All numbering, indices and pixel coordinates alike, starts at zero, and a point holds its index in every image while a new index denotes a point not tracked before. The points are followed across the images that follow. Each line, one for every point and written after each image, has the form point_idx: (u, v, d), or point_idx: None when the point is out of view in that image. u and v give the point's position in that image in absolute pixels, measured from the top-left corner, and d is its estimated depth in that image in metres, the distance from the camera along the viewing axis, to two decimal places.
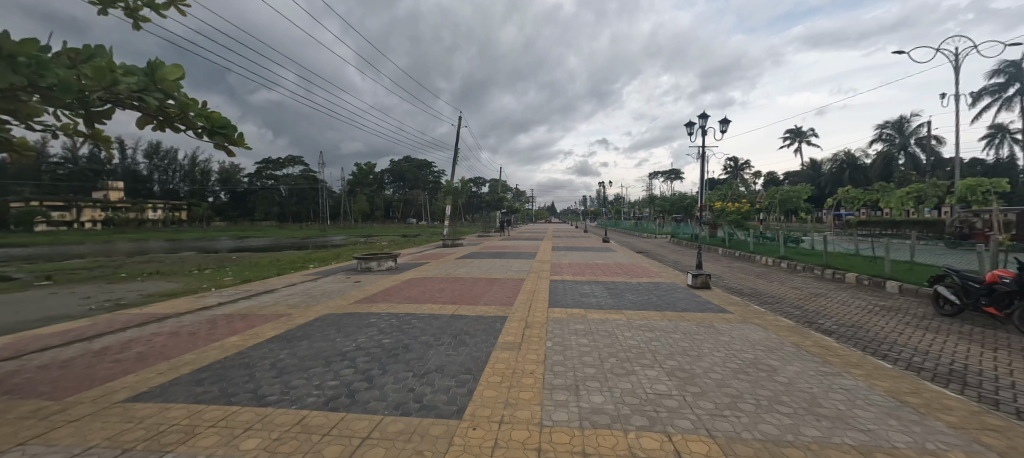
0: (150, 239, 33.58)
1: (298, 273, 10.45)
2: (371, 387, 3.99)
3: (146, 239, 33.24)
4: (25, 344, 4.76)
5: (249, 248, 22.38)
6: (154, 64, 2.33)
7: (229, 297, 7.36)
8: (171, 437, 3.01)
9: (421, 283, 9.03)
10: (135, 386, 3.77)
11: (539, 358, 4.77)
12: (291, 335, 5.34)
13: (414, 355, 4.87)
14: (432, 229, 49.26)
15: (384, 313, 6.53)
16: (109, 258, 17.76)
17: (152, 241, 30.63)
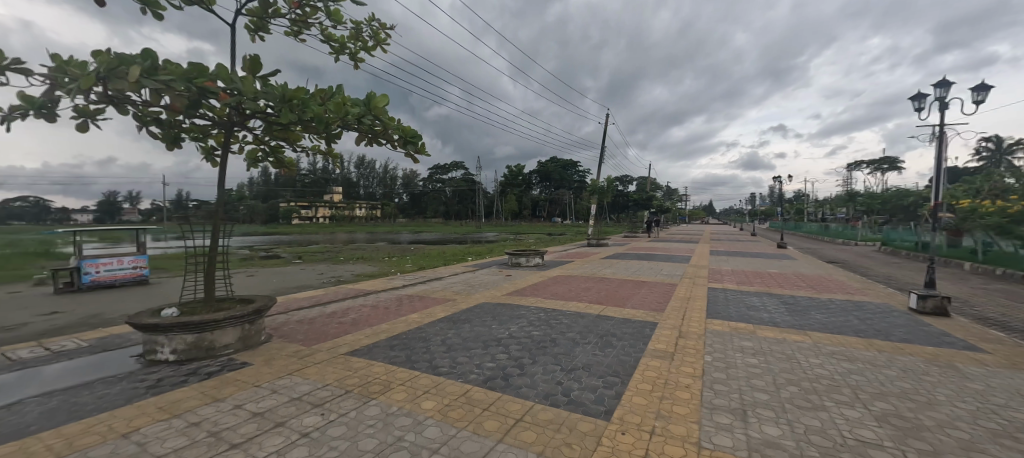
0: (360, 231, 43.83)
1: (460, 265, 11.97)
2: (523, 373, 4.21)
3: (357, 231, 43.51)
4: (294, 303, 6.76)
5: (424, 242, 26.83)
6: (372, 99, 4.07)
7: (411, 281, 8.94)
8: (375, 387, 3.78)
9: (566, 281, 9.18)
10: (353, 343, 4.91)
11: (697, 372, 4.24)
12: (456, 317, 6.12)
13: (561, 349, 4.95)
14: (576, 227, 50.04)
15: (532, 307, 6.87)
16: (337, 245, 23.86)
17: (361, 233, 39.87)
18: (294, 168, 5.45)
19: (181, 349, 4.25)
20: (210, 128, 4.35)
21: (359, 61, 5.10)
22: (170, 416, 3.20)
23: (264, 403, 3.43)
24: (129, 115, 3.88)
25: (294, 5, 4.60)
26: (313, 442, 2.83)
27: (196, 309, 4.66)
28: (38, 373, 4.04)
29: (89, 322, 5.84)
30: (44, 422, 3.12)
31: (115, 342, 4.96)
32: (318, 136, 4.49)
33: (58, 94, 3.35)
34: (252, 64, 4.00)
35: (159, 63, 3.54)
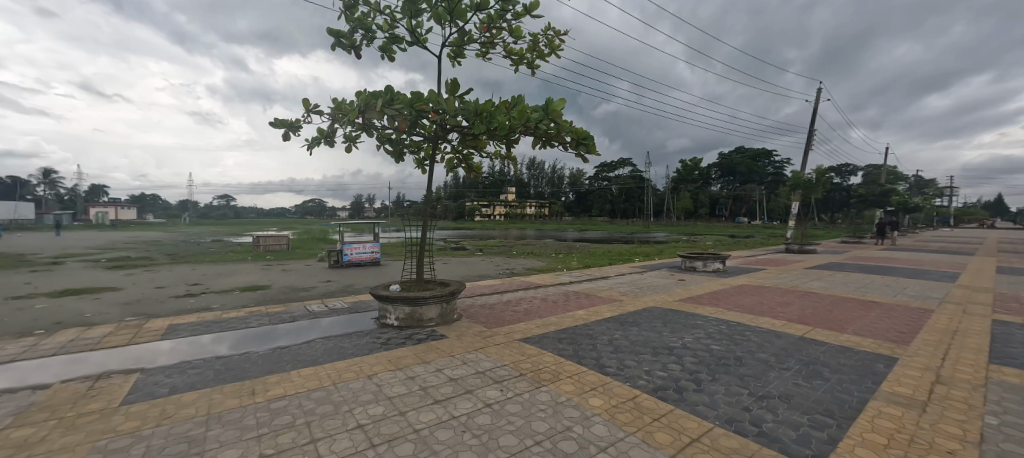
0: (529, 227, 47.56)
1: (626, 265, 11.59)
2: (699, 390, 3.65)
3: (527, 227, 47.32)
4: (478, 289, 7.83)
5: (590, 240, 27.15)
6: (549, 104, 4.35)
7: (578, 278, 9.15)
8: (545, 375, 3.99)
9: (756, 293, 7.76)
10: (525, 331, 5.33)
11: (970, 435, 2.78)
12: (623, 319, 5.93)
13: (751, 370, 4.15)
14: (775, 228, 41.76)
15: (711, 318, 6.06)
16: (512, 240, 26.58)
17: (532, 229, 43.31)
18: (480, 173, 6.29)
19: (401, 317, 5.44)
20: (423, 143, 5.42)
21: (534, 70, 5.52)
22: (395, 369, 4.13)
23: (457, 372, 4.06)
24: (375, 137, 5.18)
25: (484, 29, 5.28)
26: (494, 413, 3.18)
27: (411, 287, 5.90)
28: (324, 322, 5.85)
29: (351, 290, 8.16)
30: (328, 357, 4.48)
31: (364, 306, 6.77)
32: (500, 143, 5.06)
33: (338, 126, 4.73)
34: (452, 86, 4.78)
35: (393, 95, 4.59)
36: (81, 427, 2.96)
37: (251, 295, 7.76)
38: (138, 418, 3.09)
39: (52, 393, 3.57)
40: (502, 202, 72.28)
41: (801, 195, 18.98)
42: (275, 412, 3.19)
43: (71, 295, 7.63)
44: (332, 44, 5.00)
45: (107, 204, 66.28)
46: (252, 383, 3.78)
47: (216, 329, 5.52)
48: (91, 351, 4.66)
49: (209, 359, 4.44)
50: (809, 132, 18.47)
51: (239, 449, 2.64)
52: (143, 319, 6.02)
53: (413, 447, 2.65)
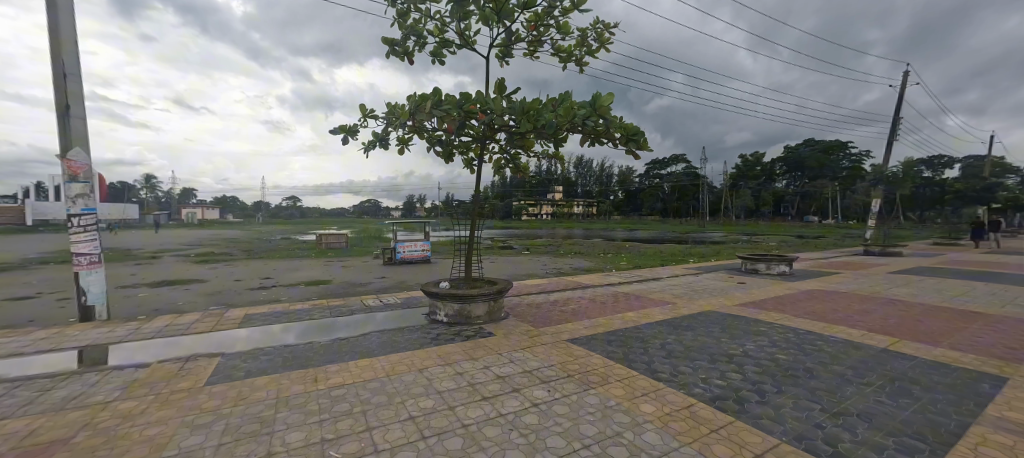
0: (574, 227, 46.91)
1: (680, 266, 11.04)
2: (763, 402, 3.37)
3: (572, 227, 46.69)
4: (525, 288, 7.84)
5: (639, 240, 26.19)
6: (598, 100, 4.25)
7: (627, 279, 8.86)
8: (594, 378, 3.90)
9: (829, 298, 7.05)
10: (573, 331, 5.25)
11: None
12: (677, 323, 5.65)
13: (825, 383, 3.76)
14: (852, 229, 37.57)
15: (777, 324, 5.60)
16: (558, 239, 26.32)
17: (576, 228, 42.69)
18: (527, 172, 6.28)
19: (450, 314, 5.58)
20: (471, 143, 5.51)
21: (583, 66, 5.43)
22: (444, 364, 4.24)
23: (504, 370, 4.08)
24: (425, 138, 5.35)
25: (531, 28, 5.27)
26: (541, 413, 3.15)
27: (459, 284, 6.04)
28: (378, 316, 6.15)
29: (403, 286, 8.52)
30: (382, 350, 4.70)
31: (415, 302, 7.04)
32: (548, 141, 5.01)
33: (391, 130, 4.94)
34: (500, 87, 4.82)
35: (442, 97, 4.70)
36: (174, 403, 3.34)
37: (314, 289, 8.35)
38: (219, 398, 3.43)
39: (151, 371, 4.07)
40: (549, 202, 71.95)
41: (883, 191, 17.00)
42: (334, 400, 3.40)
43: (168, 286, 8.67)
44: (386, 51, 5.22)
45: (196, 206, 74.70)
46: (315, 371, 4.06)
47: (284, 320, 6.01)
48: (182, 336, 5.27)
49: (278, 347, 4.84)
50: (893, 121, 16.51)
51: (302, 432, 2.83)
52: (224, 308, 6.70)
53: (461, 442, 2.69)
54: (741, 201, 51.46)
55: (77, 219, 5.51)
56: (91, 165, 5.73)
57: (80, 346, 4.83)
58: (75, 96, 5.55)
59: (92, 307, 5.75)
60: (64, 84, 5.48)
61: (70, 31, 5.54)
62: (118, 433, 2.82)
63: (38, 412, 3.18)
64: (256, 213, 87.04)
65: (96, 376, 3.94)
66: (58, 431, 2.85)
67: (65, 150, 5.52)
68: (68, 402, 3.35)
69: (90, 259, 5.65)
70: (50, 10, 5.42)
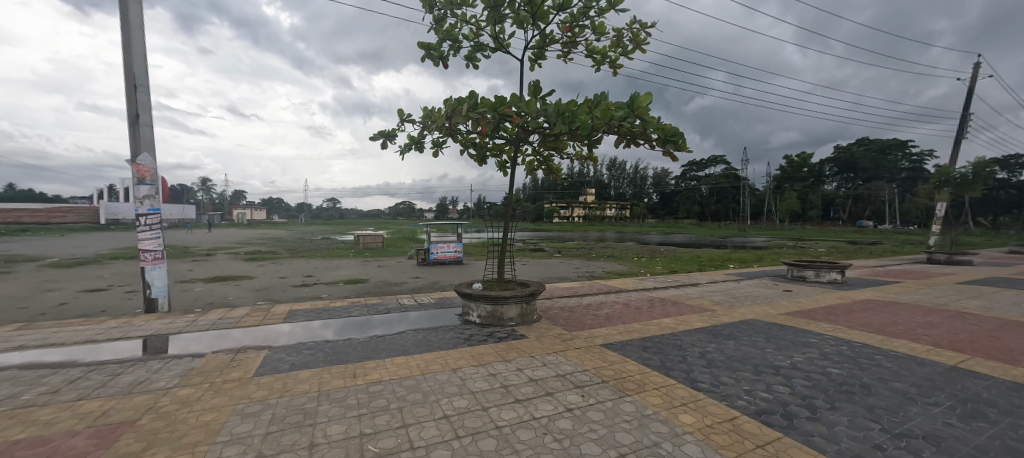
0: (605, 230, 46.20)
1: (719, 272, 10.61)
2: (815, 419, 3.15)
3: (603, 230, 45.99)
4: (557, 291, 7.78)
5: (675, 244, 25.34)
6: (635, 100, 4.15)
7: (662, 284, 8.60)
8: (629, 385, 3.79)
9: (888, 309, 6.53)
10: (606, 336, 5.15)
11: None
12: (717, 330, 5.41)
13: (884, 401, 3.47)
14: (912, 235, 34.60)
15: (828, 336, 5.24)
16: (590, 242, 25.94)
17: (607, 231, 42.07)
18: (559, 175, 6.24)
19: (483, 315, 5.62)
20: (504, 146, 5.55)
21: (618, 67, 5.34)
22: (477, 364, 4.26)
23: (538, 372, 4.05)
24: (459, 141, 5.43)
25: (566, 29, 5.24)
26: (575, 418, 3.10)
27: (492, 286, 6.07)
28: (412, 315, 6.29)
29: (436, 286, 8.69)
30: (417, 348, 4.80)
31: (449, 302, 7.15)
32: (582, 143, 4.95)
33: (427, 133, 5.04)
34: (535, 89, 4.81)
35: (477, 100, 4.76)
36: (226, 391, 3.55)
37: (353, 287, 8.68)
38: (267, 388, 3.62)
39: (206, 361, 4.35)
40: (579, 204, 71.26)
41: (950, 194, 15.58)
42: (372, 395, 3.49)
43: (220, 281, 9.29)
44: (423, 56, 5.35)
45: (244, 207, 79.61)
46: (354, 367, 4.20)
47: (325, 317, 6.27)
48: (234, 328, 5.61)
49: (320, 342, 5.05)
50: (961, 118, 15.15)
51: (342, 425, 2.93)
52: (270, 303, 7.08)
53: (494, 443, 2.69)
54: (785, 205, 48.76)
55: (144, 219, 5.98)
56: (157, 168, 6.23)
57: (144, 335, 5.25)
58: (144, 106, 6.07)
59: (156, 299, 6.23)
60: (135, 95, 6.01)
61: (140, 47, 6.06)
62: (178, 417, 3.03)
63: (109, 395, 3.47)
64: (298, 214, 91.63)
65: (159, 363, 4.27)
66: (128, 413, 3.11)
67: (135, 154, 6.04)
68: (134, 386, 3.64)
69: (154, 255, 6.12)
70: (125, 29, 5.97)
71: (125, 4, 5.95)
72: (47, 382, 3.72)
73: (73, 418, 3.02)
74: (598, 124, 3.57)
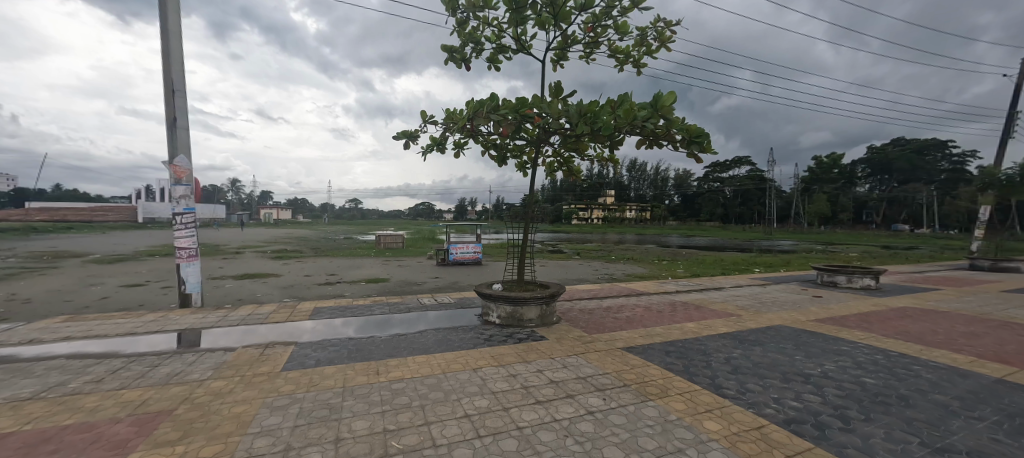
0: None
1: (744, 276, 10.33)
2: (849, 430, 3.03)
3: None
4: (577, 293, 7.74)
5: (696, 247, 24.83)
6: (658, 99, 4.09)
7: (684, 287, 8.43)
8: (652, 389, 3.73)
9: (927, 318, 6.21)
10: (628, 340, 5.08)
11: None
12: (743, 336, 5.27)
13: (924, 414, 3.30)
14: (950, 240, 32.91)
15: (861, 344, 5.04)
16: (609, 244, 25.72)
17: None
18: (579, 176, 6.21)
19: (503, 315, 5.64)
20: (525, 147, 5.56)
21: (641, 67, 5.27)
22: (498, 365, 4.28)
23: (558, 374, 4.04)
24: (480, 143, 5.48)
25: (588, 29, 5.21)
26: (597, 421, 3.08)
27: (512, 287, 6.08)
28: (431, 315, 6.36)
29: (456, 286, 8.77)
30: (437, 347, 4.85)
31: (469, 302, 7.20)
32: (603, 144, 4.91)
33: (449, 134, 5.10)
34: (556, 90, 4.81)
35: (498, 101, 4.78)
36: (256, 384, 3.67)
37: (374, 286, 8.83)
38: (294, 383, 3.72)
39: (236, 355, 4.51)
40: (598, 206, 70.57)
41: (994, 197, 14.74)
42: (395, 392, 3.55)
43: (249, 278, 9.63)
44: (445, 59, 5.42)
45: (270, 207, 82.16)
46: (377, 364, 4.27)
47: (348, 314, 6.41)
48: (262, 324, 5.80)
49: (343, 339, 5.17)
50: (1008, 116, 14.31)
51: (367, 421, 2.99)
52: (296, 300, 7.31)
53: (516, 444, 2.69)
54: (813, 208, 47.06)
55: (179, 217, 6.25)
56: (192, 169, 6.52)
57: (179, 329, 5.48)
58: (182, 110, 6.36)
59: (190, 294, 6.50)
60: (173, 99, 6.30)
61: (179, 53, 6.36)
62: (212, 408, 3.15)
63: (148, 385, 3.65)
64: (321, 215, 93.93)
65: (193, 356, 4.45)
66: (165, 403, 3.25)
67: (172, 156, 6.33)
68: (170, 378, 3.81)
69: (189, 252, 6.36)
70: (164, 36, 6.27)
71: (164, 13, 6.25)
72: (92, 372, 3.94)
73: (115, 406, 3.18)
74: (620, 123, 3.60)
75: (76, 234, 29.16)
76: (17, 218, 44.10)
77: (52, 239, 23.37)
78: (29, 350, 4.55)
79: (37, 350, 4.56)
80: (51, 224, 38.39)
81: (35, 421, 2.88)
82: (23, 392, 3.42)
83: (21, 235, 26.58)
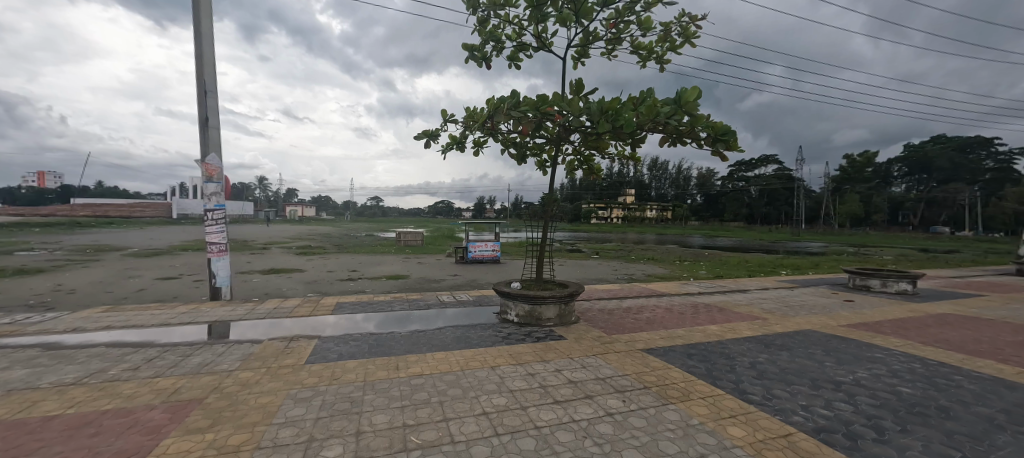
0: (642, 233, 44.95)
1: (770, 278, 10.01)
2: (883, 441, 2.89)
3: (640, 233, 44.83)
4: (596, 293, 7.65)
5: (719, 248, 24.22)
6: (682, 96, 3.98)
7: (706, 289, 8.24)
8: (673, 392, 3.65)
9: (970, 326, 5.86)
10: (648, 341, 4.99)
11: None
12: (770, 340, 5.10)
13: (966, 427, 3.12)
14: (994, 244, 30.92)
15: (897, 352, 4.80)
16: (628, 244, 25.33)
17: None
18: (600, 175, 6.14)
19: (521, 314, 5.63)
20: (544, 145, 5.53)
21: (664, 63, 5.16)
22: (516, 363, 4.27)
23: (577, 374, 4.00)
24: (500, 141, 5.48)
25: (611, 26, 5.13)
26: (616, 423, 3.03)
27: (530, 286, 6.05)
28: (450, 312, 6.41)
29: (474, 284, 8.81)
30: (455, 344, 4.89)
31: (487, 300, 7.23)
32: (624, 142, 4.83)
33: (469, 133, 5.10)
34: (577, 87, 4.75)
35: (519, 100, 4.75)
36: (282, 376, 3.79)
37: (394, 283, 8.98)
38: (317, 376, 3.82)
39: (263, 347, 4.66)
40: (617, 205, 69.64)
41: None
42: (414, 388, 3.60)
43: (274, 273, 9.95)
44: (466, 58, 5.44)
45: (294, 204, 84.52)
46: (397, 360, 4.34)
47: (369, 310, 6.53)
48: (287, 318, 5.98)
49: (364, 334, 5.28)
50: None
51: (387, 415, 3.03)
52: (319, 295, 7.50)
53: (534, 443, 2.69)
54: (844, 208, 45.21)
55: (211, 213, 6.49)
56: (223, 167, 6.77)
57: (210, 321, 5.71)
58: (213, 110, 6.60)
59: (220, 288, 6.76)
60: (205, 100, 6.54)
61: (211, 55, 6.61)
62: (239, 398, 3.26)
63: (181, 374, 3.81)
64: (343, 212, 96.07)
65: (222, 348, 4.62)
66: (195, 391, 3.39)
67: (204, 155, 6.59)
68: (201, 368, 3.97)
69: (219, 247, 6.58)
70: (197, 38, 6.51)
71: (198, 17, 6.50)
72: (130, 360, 4.14)
73: (151, 393, 3.35)
74: (642, 119, 3.60)
75: (116, 228, 30.67)
76: (64, 213, 47.01)
77: (94, 234, 24.66)
78: (73, 338, 4.83)
79: (80, 338, 4.83)
80: (95, 220, 40.83)
81: (78, 405, 3.06)
82: (68, 377, 3.64)
83: (66, 229, 28.18)
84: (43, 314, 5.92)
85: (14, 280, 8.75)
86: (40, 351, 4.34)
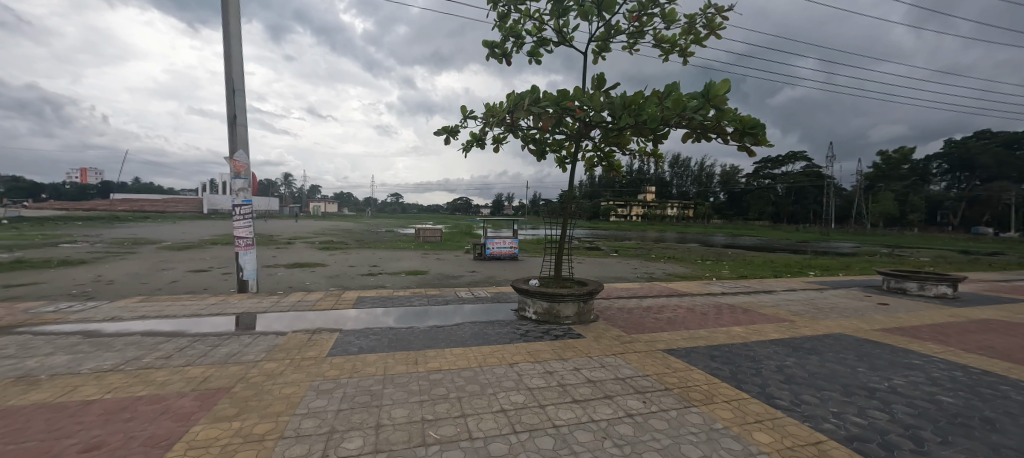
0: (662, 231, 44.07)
1: (797, 279, 9.66)
2: (921, 453, 2.73)
3: None
4: (615, 291, 7.55)
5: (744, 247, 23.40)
6: (710, 89, 3.85)
7: (730, 289, 8.01)
8: (695, 395, 3.57)
9: (1018, 333, 5.49)
10: (669, 342, 4.89)
11: None
12: (798, 343, 4.92)
13: (1015, 441, 2.92)
14: None
15: (937, 359, 4.54)
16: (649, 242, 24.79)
17: None
18: (620, 171, 6.03)
19: (539, 311, 5.61)
20: (564, 141, 5.47)
21: (688, 57, 5.02)
22: (534, 361, 4.25)
23: (596, 374, 3.94)
24: (520, 137, 5.46)
25: (633, 18, 5.02)
26: (637, 424, 2.98)
27: (549, 283, 6.02)
28: (468, 308, 6.45)
29: (492, 281, 8.83)
30: (473, 340, 4.92)
31: (504, 297, 7.25)
32: (647, 138, 4.73)
33: (489, 129, 5.10)
34: (599, 82, 4.67)
35: (539, 95, 4.70)
36: (304, 368, 3.88)
37: (413, 278, 9.07)
38: (338, 368, 3.90)
39: (287, 339, 4.79)
40: (636, 203, 68.52)
41: None
42: (433, 383, 3.63)
43: (297, 267, 10.24)
44: (487, 54, 5.43)
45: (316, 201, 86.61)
46: (416, 355, 4.38)
47: (389, 304, 6.66)
48: (310, 311, 6.14)
49: (384, 328, 5.37)
50: None
51: (405, 409, 3.07)
52: (341, 289, 7.66)
53: (553, 442, 2.66)
54: (877, 208, 43.16)
55: (238, 208, 6.70)
56: (250, 164, 6.98)
57: (237, 312, 5.92)
58: (241, 107, 6.81)
59: (247, 281, 6.97)
60: (233, 99, 6.75)
61: (239, 53, 6.80)
62: (264, 388, 3.36)
63: (210, 363, 3.96)
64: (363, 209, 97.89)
65: (249, 339, 4.77)
66: (223, 380, 3.51)
67: (232, 151, 6.80)
68: (228, 357, 4.11)
69: (246, 241, 6.78)
70: (226, 36, 6.72)
71: (226, 17, 6.70)
72: (162, 349, 4.33)
73: (182, 380, 3.49)
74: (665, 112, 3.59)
75: (155, 223, 32.06)
76: (104, 208, 49.61)
77: (131, 228, 25.80)
78: (111, 326, 5.09)
79: (118, 326, 5.08)
80: (133, 214, 42.98)
81: (114, 391, 3.21)
82: (106, 364, 3.82)
83: (108, 223, 29.89)
84: (85, 303, 6.27)
85: (60, 271, 9.30)
86: (81, 338, 4.58)
